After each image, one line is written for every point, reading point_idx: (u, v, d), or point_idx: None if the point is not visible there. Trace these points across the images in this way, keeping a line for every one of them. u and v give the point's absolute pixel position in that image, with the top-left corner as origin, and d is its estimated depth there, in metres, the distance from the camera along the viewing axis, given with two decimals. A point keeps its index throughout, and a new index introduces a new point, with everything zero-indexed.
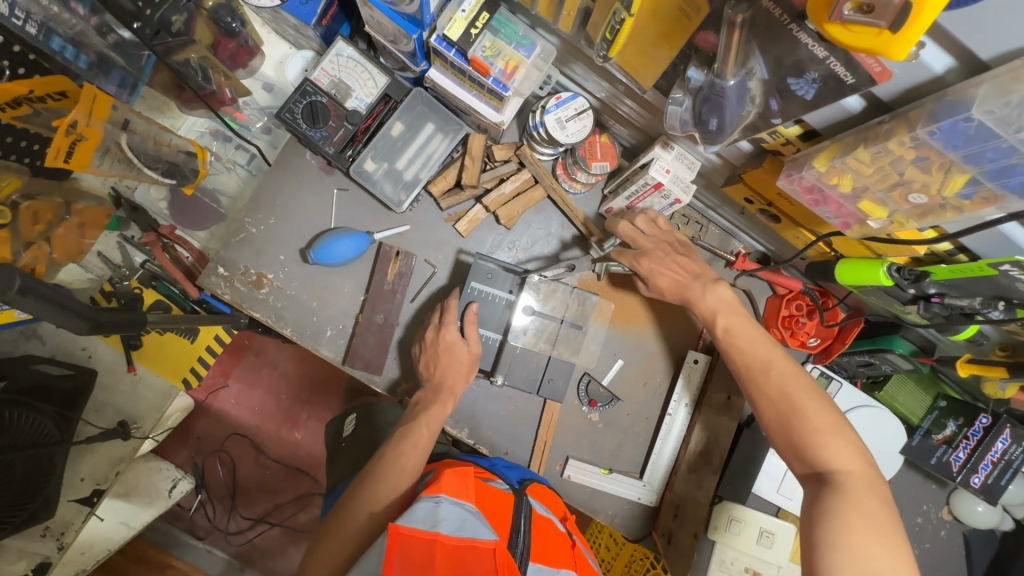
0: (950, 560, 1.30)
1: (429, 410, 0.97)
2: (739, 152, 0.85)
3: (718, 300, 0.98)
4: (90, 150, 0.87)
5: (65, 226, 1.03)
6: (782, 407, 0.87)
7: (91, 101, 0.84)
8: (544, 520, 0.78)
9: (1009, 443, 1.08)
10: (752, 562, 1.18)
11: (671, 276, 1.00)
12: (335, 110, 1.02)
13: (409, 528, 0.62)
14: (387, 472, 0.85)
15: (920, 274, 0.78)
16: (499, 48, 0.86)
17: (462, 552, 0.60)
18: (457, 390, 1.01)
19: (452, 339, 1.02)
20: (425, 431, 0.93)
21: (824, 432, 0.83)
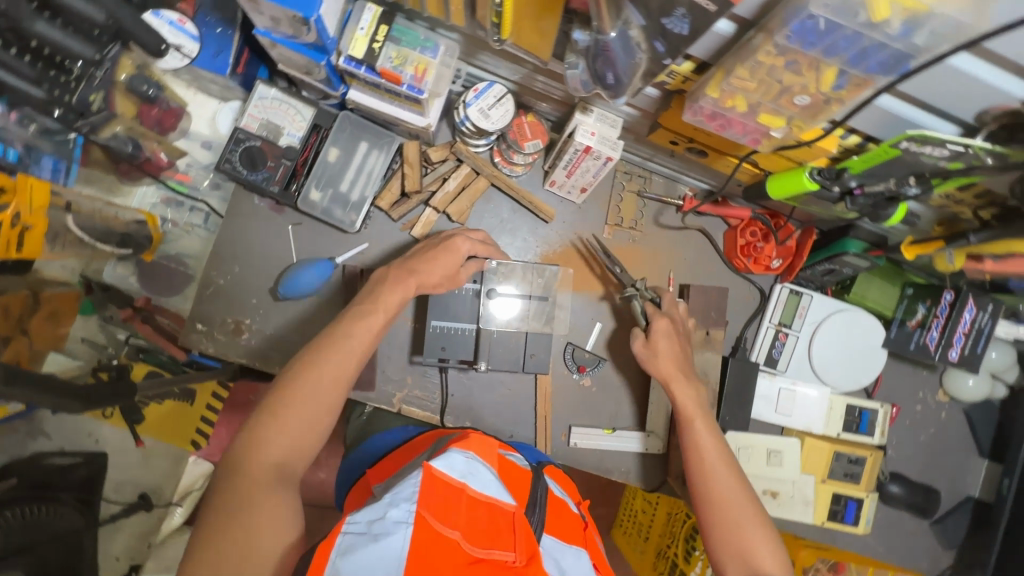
0: (956, 438, 1.35)
1: (385, 287, 0.89)
2: (649, 99, 0.89)
3: (689, 396, 0.97)
4: (40, 238, 0.90)
5: (37, 316, 1.04)
6: (727, 501, 0.87)
7: (29, 190, 0.86)
8: (557, 499, 0.81)
9: (976, 311, 1.11)
10: (768, 484, 1.22)
11: (661, 351, 1.01)
12: (271, 150, 1.06)
13: (442, 471, 0.62)
14: (329, 354, 0.79)
15: (839, 171, 0.82)
16: (406, 56, 0.89)
17: (486, 505, 0.62)
18: (425, 284, 0.93)
19: (459, 245, 0.98)
20: (377, 309, 0.86)
21: (755, 539, 0.83)
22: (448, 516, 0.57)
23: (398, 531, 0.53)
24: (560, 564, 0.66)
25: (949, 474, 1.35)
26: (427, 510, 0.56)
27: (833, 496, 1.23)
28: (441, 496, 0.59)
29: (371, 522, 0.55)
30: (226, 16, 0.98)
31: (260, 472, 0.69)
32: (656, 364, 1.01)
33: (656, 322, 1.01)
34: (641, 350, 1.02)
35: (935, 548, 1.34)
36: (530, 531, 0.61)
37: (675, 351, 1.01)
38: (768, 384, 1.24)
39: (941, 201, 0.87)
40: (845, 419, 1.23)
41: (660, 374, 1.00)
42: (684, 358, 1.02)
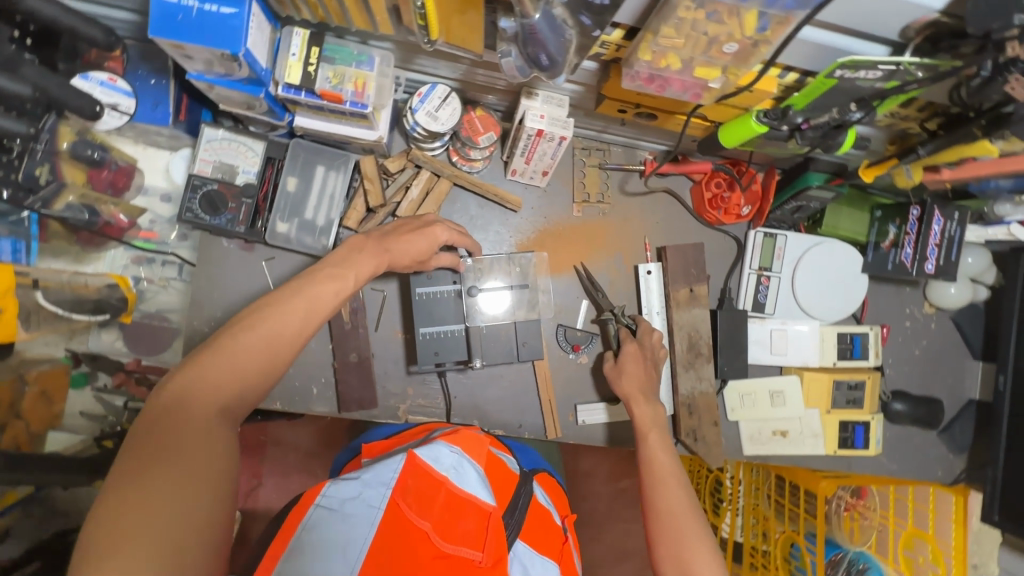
0: (948, 346, 1.38)
1: (353, 253, 0.84)
2: (589, 73, 0.90)
3: (645, 413, 1.05)
4: (15, 320, 0.93)
5: (29, 397, 1.07)
6: (674, 513, 0.87)
7: None
8: (543, 506, 0.86)
9: (944, 222, 1.12)
10: (776, 424, 1.25)
11: (623, 374, 1.10)
12: (229, 191, 1.05)
13: (427, 463, 0.74)
14: (296, 299, 0.72)
15: (784, 110, 0.83)
16: (343, 73, 0.89)
17: (463, 504, 0.72)
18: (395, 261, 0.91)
19: (437, 233, 0.99)
20: (347, 271, 0.79)
21: (693, 553, 0.83)
22: (420, 508, 0.69)
23: (368, 510, 0.66)
24: (524, 568, 0.73)
25: (948, 382, 1.38)
26: (401, 498, 0.68)
27: (840, 424, 1.25)
28: (417, 489, 0.71)
29: (344, 501, 0.66)
30: (157, 66, 0.97)
31: (204, 416, 0.60)
32: (619, 383, 1.09)
33: (623, 347, 1.11)
34: (608, 370, 1.11)
35: (946, 454, 1.39)
36: (500, 534, 0.70)
37: (638, 370, 1.10)
38: (759, 328, 1.26)
39: (888, 120, 0.90)
40: (839, 347, 1.25)
41: (624, 393, 1.08)
42: (650, 380, 1.10)
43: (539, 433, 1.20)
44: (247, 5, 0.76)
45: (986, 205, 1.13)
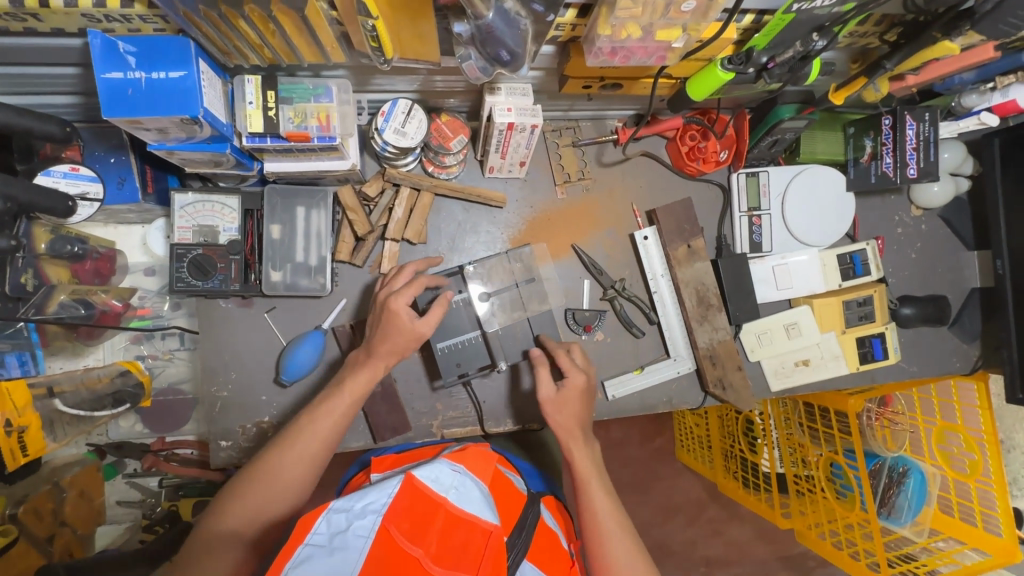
0: (942, 243, 1.41)
1: (352, 372, 0.90)
2: (548, 56, 0.90)
3: (585, 458, 0.96)
4: (38, 432, 0.89)
5: (68, 501, 1.11)
6: (622, 567, 0.84)
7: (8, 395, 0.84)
8: (550, 528, 0.90)
9: (917, 125, 1.13)
10: (796, 355, 1.28)
11: (566, 408, 1.01)
12: (215, 252, 1.04)
13: (422, 486, 0.74)
14: (300, 433, 0.83)
15: (748, 52, 0.83)
16: (304, 110, 0.88)
17: (460, 525, 0.72)
18: (387, 359, 0.91)
19: (398, 309, 0.90)
20: (344, 392, 0.88)
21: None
22: (412, 535, 0.68)
23: (356, 542, 0.65)
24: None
25: (948, 277, 1.42)
26: (392, 527, 0.67)
27: (858, 341, 1.28)
28: (410, 514, 0.70)
29: (333, 536, 0.66)
30: (112, 143, 0.94)
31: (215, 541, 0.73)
32: (557, 418, 1.00)
33: (570, 379, 1.03)
34: (548, 399, 1.01)
35: (961, 346, 1.42)
36: (497, 558, 0.70)
37: (578, 408, 1.02)
38: (761, 267, 1.28)
39: (849, 40, 0.91)
40: (841, 269, 1.28)
41: (561, 431, 0.99)
42: (586, 411, 1.03)
43: None
44: (195, 64, 0.74)
45: (952, 101, 1.16)
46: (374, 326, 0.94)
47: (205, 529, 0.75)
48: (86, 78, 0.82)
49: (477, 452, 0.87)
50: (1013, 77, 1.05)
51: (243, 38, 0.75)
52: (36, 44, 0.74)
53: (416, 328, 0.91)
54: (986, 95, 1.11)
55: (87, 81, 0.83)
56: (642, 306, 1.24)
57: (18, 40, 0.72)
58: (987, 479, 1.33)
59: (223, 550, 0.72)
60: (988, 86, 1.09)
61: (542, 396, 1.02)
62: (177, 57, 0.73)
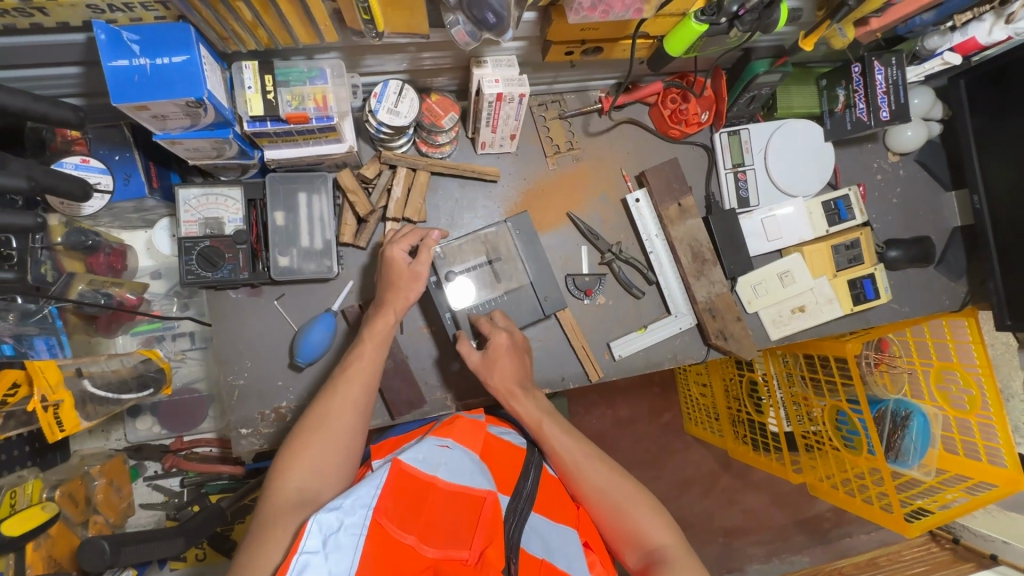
0: (921, 186, 1.47)
1: (371, 322, 1.00)
2: (532, 23, 0.94)
3: (528, 407, 1.00)
4: (73, 410, 0.83)
5: (102, 492, 1.11)
6: (596, 494, 0.92)
7: (42, 372, 0.79)
8: (551, 477, 0.96)
9: (886, 70, 1.19)
10: (793, 302, 1.32)
11: (498, 369, 1.03)
12: (223, 244, 1.06)
13: (410, 467, 0.78)
14: (339, 384, 0.92)
15: (718, 3, 0.88)
16: (301, 93, 0.92)
17: (452, 499, 0.76)
18: (398, 302, 1.01)
19: (394, 255, 1.02)
20: (368, 339, 0.97)
21: (630, 505, 0.90)
22: (401, 521, 0.70)
23: (351, 541, 0.65)
24: (531, 539, 0.80)
25: (930, 217, 1.47)
26: (383, 517, 0.69)
27: (850, 284, 1.33)
28: (396, 503, 0.72)
29: (327, 537, 0.65)
30: (116, 142, 0.96)
31: (284, 498, 0.79)
32: (493, 381, 1.02)
33: (494, 340, 1.05)
34: (477, 365, 1.03)
35: (948, 284, 1.47)
36: (494, 519, 0.74)
37: (507, 367, 1.03)
38: (750, 222, 1.32)
39: None
40: (826, 215, 1.32)
41: (498, 393, 1.02)
42: (516, 366, 1.04)
43: (582, 380, 1.26)
44: (196, 48, 0.78)
45: (916, 45, 1.23)
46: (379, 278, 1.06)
47: (271, 490, 0.80)
48: (88, 76, 0.85)
49: (464, 423, 0.93)
50: (970, 13, 1.12)
51: (240, 20, 0.78)
52: (41, 41, 0.76)
53: (416, 269, 1.02)
54: (948, 36, 1.19)
55: (89, 80, 0.86)
56: (640, 266, 1.28)
57: (24, 38, 0.74)
58: (986, 413, 1.37)
59: (291, 506, 0.77)
60: (948, 24, 1.16)
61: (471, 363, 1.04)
62: (178, 43, 0.77)
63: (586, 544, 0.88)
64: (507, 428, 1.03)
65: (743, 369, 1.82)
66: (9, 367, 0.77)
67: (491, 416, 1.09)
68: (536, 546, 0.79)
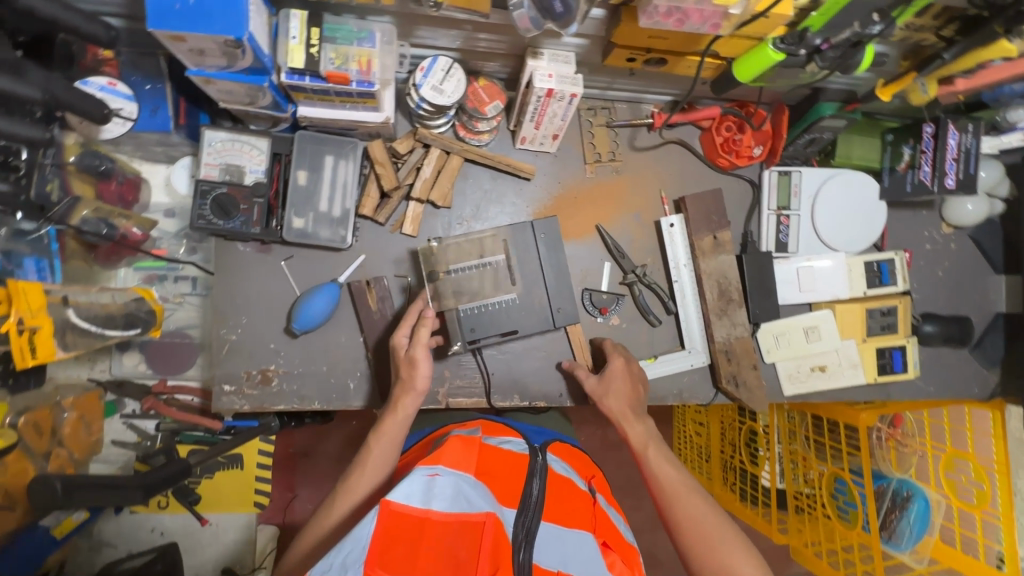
0: (970, 264, 1.39)
1: (388, 413, 0.95)
2: (597, 21, 0.88)
3: (639, 432, 1.00)
4: (50, 338, 0.80)
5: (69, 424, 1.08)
6: (689, 523, 0.86)
7: (24, 294, 0.76)
8: (559, 477, 0.91)
9: (959, 135, 1.11)
10: (814, 360, 1.25)
11: (612, 394, 1.06)
12: (240, 193, 1.03)
13: (400, 507, 0.70)
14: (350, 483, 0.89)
15: (800, 33, 0.82)
16: (346, 53, 0.87)
17: (449, 531, 0.69)
18: (414, 391, 0.96)
19: (396, 341, 1.00)
20: (385, 432, 0.93)
21: (719, 543, 0.83)
22: (398, 564, 0.64)
23: None
24: (545, 552, 0.75)
25: (974, 297, 1.39)
26: (377, 568, 0.62)
27: (878, 352, 1.25)
28: (393, 544, 0.66)
29: None
30: (150, 71, 0.92)
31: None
32: (606, 403, 1.05)
33: (611, 365, 1.09)
34: (594, 387, 1.07)
35: (980, 371, 1.39)
36: (496, 545, 0.67)
37: (625, 391, 1.06)
38: (785, 268, 1.26)
39: (904, 34, 0.88)
40: (867, 275, 1.25)
41: (614, 415, 1.04)
42: (635, 392, 1.07)
43: (581, 400, 1.20)
44: None
45: (999, 114, 1.15)
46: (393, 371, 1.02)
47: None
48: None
49: (455, 445, 0.84)
50: None
51: None
52: None
53: (412, 353, 0.97)
54: None
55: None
56: (662, 294, 1.22)
57: None
58: (994, 511, 1.27)
59: None
60: None
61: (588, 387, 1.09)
62: None
63: (606, 544, 0.82)
64: (507, 438, 0.99)
65: (745, 417, 1.75)
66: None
67: (490, 425, 1.06)
68: (550, 560, 0.74)
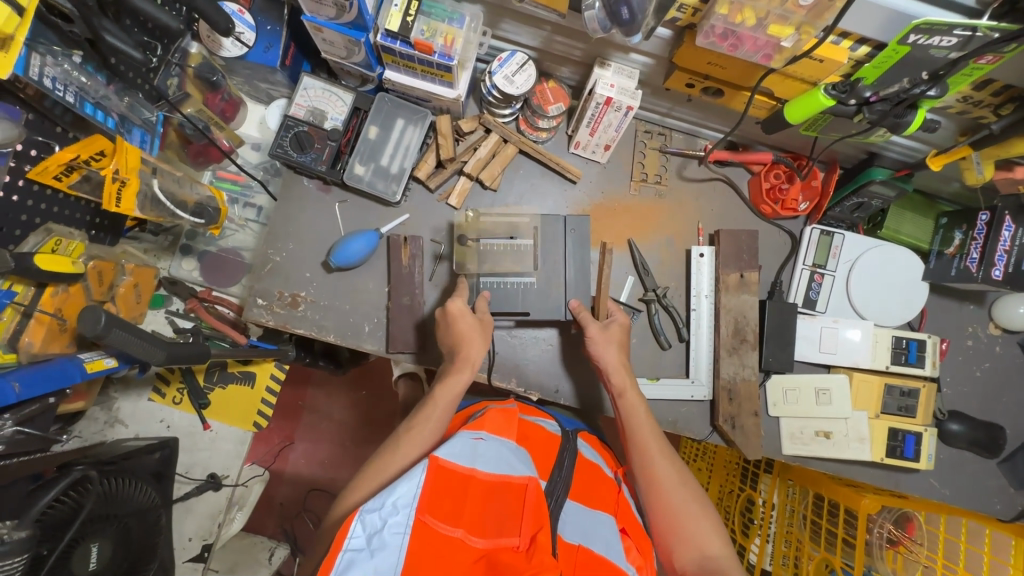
0: (1013, 373, 1.31)
1: (445, 381, 0.99)
2: (663, 42, 0.96)
3: (634, 396, 1.05)
4: (133, 194, 0.94)
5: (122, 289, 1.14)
6: (668, 483, 0.94)
7: (126, 152, 0.91)
8: (588, 461, 0.94)
9: (1016, 229, 1.08)
10: (820, 424, 1.21)
11: (609, 344, 1.08)
12: (317, 134, 1.16)
13: (448, 464, 0.73)
14: (398, 442, 0.92)
15: (853, 83, 0.85)
16: (435, 28, 1.00)
17: (492, 491, 0.72)
18: (475, 358, 1.02)
19: (455, 311, 1.04)
20: (438, 397, 0.97)
21: (685, 507, 0.91)
22: (448, 515, 0.67)
23: (396, 540, 0.62)
24: (568, 526, 0.78)
25: (1013, 410, 1.31)
26: (426, 514, 0.65)
27: (890, 432, 1.21)
28: (442, 499, 0.69)
29: (370, 536, 0.62)
30: (274, 15, 1.08)
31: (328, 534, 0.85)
32: (607, 354, 1.07)
33: (616, 317, 1.12)
34: (597, 336, 1.08)
35: (1006, 488, 1.29)
36: (538, 505, 0.71)
37: (620, 346, 1.09)
38: (809, 324, 1.24)
39: (961, 106, 0.90)
40: (893, 350, 1.21)
41: (606, 365, 1.07)
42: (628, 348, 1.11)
43: (574, 401, 1.23)
44: None
45: None
46: (444, 335, 1.06)
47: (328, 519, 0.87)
48: None
49: (496, 414, 0.88)
50: None
51: None
52: None
53: (483, 318, 1.07)
54: None
55: None
56: (677, 319, 1.24)
57: None
58: None
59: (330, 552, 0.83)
60: None
61: (591, 332, 1.09)
62: None
63: (624, 530, 0.85)
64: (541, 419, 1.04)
65: (746, 484, 1.65)
66: (101, 136, 0.88)
67: (525, 405, 1.10)
68: (572, 532, 0.77)
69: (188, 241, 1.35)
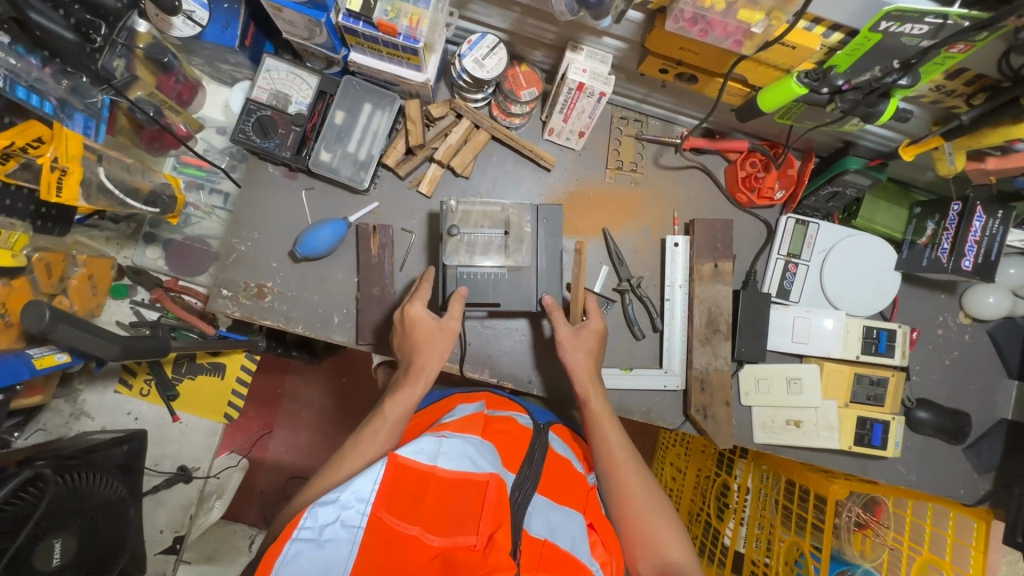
0: (981, 361, 1.33)
1: (397, 394, 0.97)
2: (634, 26, 0.92)
3: (601, 402, 1.04)
4: (77, 184, 0.90)
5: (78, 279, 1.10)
6: (633, 494, 0.94)
7: (66, 140, 0.88)
8: (559, 457, 0.93)
9: (986, 219, 1.09)
10: (792, 413, 1.22)
11: (577, 350, 1.07)
12: (281, 118, 1.12)
13: (408, 461, 0.71)
14: (345, 456, 0.90)
15: (825, 70, 0.84)
16: (400, 8, 0.94)
17: (454, 487, 0.71)
18: (429, 368, 0.99)
19: (414, 315, 1.03)
20: (389, 409, 0.95)
21: (649, 517, 0.92)
22: (407, 512, 0.66)
23: (348, 535, 0.62)
24: (535, 521, 0.77)
25: (980, 397, 1.33)
26: (383, 510, 0.65)
27: (858, 420, 1.22)
28: (400, 495, 0.68)
29: (322, 529, 0.63)
30: None
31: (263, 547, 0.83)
32: (572, 356, 1.07)
33: (589, 322, 1.10)
34: (566, 336, 1.07)
35: (971, 474, 1.32)
36: (498, 504, 0.69)
37: (589, 350, 1.08)
38: (782, 314, 1.24)
39: (934, 95, 0.89)
40: (864, 340, 1.22)
41: (573, 369, 1.06)
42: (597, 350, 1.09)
43: (548, 391, 1.22)
44: None
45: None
46: (401, 344, 1.04)
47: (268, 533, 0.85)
48: None
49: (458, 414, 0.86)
50: None
51: None
52: None
53: (446, 324, 1.03)
54: None
55: None
56: (651, 309, 1.23)
57: None
58: None
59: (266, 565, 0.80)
60: None
61: (561, 334, 1.08)
62: None
63: (590, 525, 0.84)
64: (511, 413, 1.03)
65: (721, 469, 1.66)
66: (39, 122, 0.85)
67: (496, 398, 1.09)
68: (539, 527, 0.76)
69: (151, 229, 1.31)
